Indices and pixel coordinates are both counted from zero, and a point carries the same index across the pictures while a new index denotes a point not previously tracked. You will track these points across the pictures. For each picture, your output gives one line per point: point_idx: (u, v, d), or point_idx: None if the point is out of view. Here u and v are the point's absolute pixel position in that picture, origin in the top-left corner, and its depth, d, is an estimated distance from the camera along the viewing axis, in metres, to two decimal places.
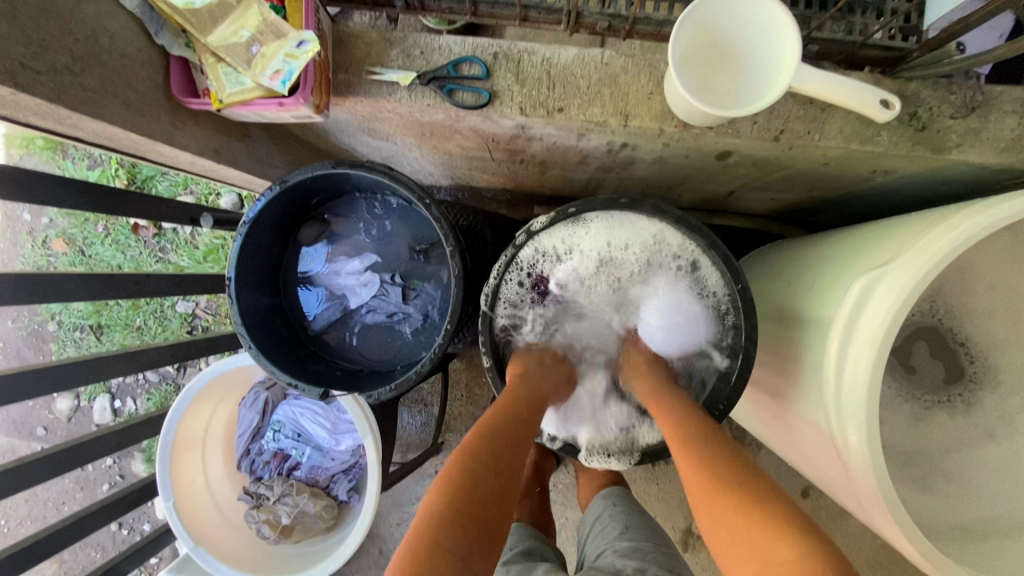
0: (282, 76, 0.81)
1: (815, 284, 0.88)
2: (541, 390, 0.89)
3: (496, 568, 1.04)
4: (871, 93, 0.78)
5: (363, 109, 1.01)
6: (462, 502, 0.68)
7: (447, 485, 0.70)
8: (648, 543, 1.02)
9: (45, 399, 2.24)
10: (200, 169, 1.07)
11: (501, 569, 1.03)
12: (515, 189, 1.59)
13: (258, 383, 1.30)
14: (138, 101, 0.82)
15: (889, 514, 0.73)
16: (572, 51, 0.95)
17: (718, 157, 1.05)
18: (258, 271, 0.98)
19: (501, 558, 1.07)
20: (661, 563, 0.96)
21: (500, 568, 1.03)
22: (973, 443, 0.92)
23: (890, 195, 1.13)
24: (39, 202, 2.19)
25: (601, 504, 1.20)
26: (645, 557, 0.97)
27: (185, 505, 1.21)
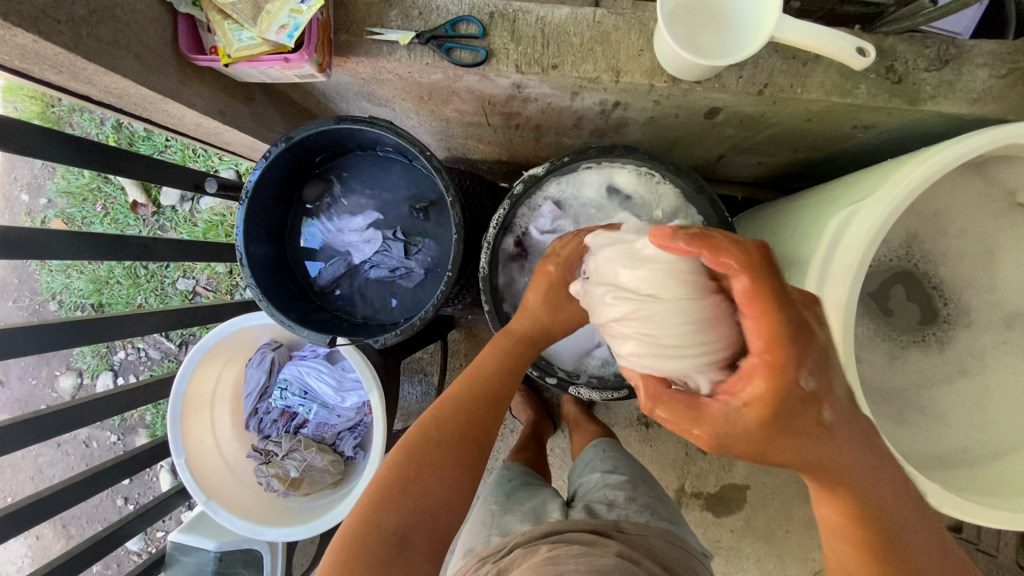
0: (287, 30, 0.84)
1: (796, 229, 0.93)
2: (546, 328, 0.92)
3: (494, 501, 1.09)
4: (850, 40, 0.82)
5: (363, 70, 1.05)
6: (417, 455, 0.81)
7: (413, 441, 0.83)
8: (638, 479, 1.10)
9: (47, 378, 2.27)
10: (205, 131, 1.10)
11: (499, 504, 1.08)
12: (510, 159, 1.63)
13: (265, 345, 1.34)
14: (148, 56, 0.85)
15: (863, 434, 0.77)
16: (565, 11, 0.98)
17: (706, 115, 1.09)
18: (265, 226, 1.02)
19: (498, 494, 1.13)
20: (649, 495, 1.04)
21: (499, 500, 1.09)
22: (946, 379, 0.98)
23: (870, 152, 1.18)
24: (37, 182, 2.21)
25: (592, 451, 1.24)
26: (634, 490, 1.04)
27: (196, 461, 1.26)
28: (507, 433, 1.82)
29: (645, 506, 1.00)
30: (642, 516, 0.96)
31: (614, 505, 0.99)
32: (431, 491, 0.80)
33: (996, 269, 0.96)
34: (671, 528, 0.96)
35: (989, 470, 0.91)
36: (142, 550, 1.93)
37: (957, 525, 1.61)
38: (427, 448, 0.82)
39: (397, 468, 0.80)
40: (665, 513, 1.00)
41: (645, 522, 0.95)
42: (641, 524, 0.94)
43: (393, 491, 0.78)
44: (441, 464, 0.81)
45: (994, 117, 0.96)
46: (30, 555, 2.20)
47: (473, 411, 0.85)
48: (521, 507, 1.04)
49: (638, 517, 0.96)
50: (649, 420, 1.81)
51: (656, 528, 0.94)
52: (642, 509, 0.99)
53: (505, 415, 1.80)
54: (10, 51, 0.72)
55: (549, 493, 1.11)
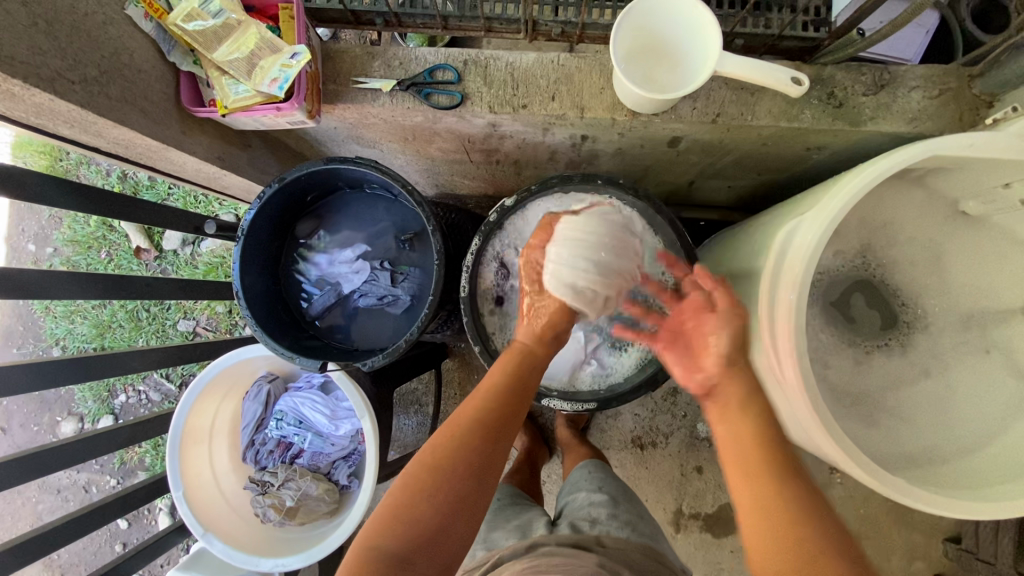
0: (278, 82, 0.93)
1: (754, 244, 0.99)
2: (529, 361, 0.95)
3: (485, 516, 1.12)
4: (784, 71, 0.91)
5: (350, 116, 1.14)
6: (415, 481, 0.80)
7: (408, 473, 0.82)
8: (620, 496, 1.12)
9: (49, 424, 2.30)
10: (204, 176, 1.19)
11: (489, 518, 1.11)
12: (495, 193, 1.72)
13: (261, 377, 1.38)
14: (152, 110, 0.94)
15: (823, 432, 0.81)
16: (532, 56, 1.08)
17: (669, 144, 1.18)
18: (260, 259, 1.08)
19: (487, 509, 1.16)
20: (630, 511, 1.07)
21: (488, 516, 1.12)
22: (910, 381, 1.02)
23: (826, 171, 1.26)
24: (45, 232, 2.30)
25: (579, 473, 1.27)
26: (616, 507, 1.07)
27: (194, 493, 1.29)
28: None
29: (626, 522, 1.02)
30: (623, 532, 0.99)
31: (597, 522, 1.01)
32: (424, 517, 0.78)
33: (947, 273, 1.02)
34: (651, 543, 0.99)
35: (957, 467, 0.95)
36: None
37: (957, 537, 1.60)
38: (426, 473, 0.81)
39: (400, 491, 0.80)
40: (646, 530, 1.03)
41: (625, 538, 0.98)
42: (623, 539, 0.97)
43: (392, 517, 0.78)
44: (438, 489, 0.80)
45: (930, 134, 1.04)
46: None
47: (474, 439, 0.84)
48: (508, 523, 1.07)
49: (620, 533, 0.99)
50: (643, 441, 1.83)
51: (636, 543, 0.97)
52: (624, 526, 1.01)
53: None
54: (29, 110, 0.80)
55: (537, 511, 1.13)
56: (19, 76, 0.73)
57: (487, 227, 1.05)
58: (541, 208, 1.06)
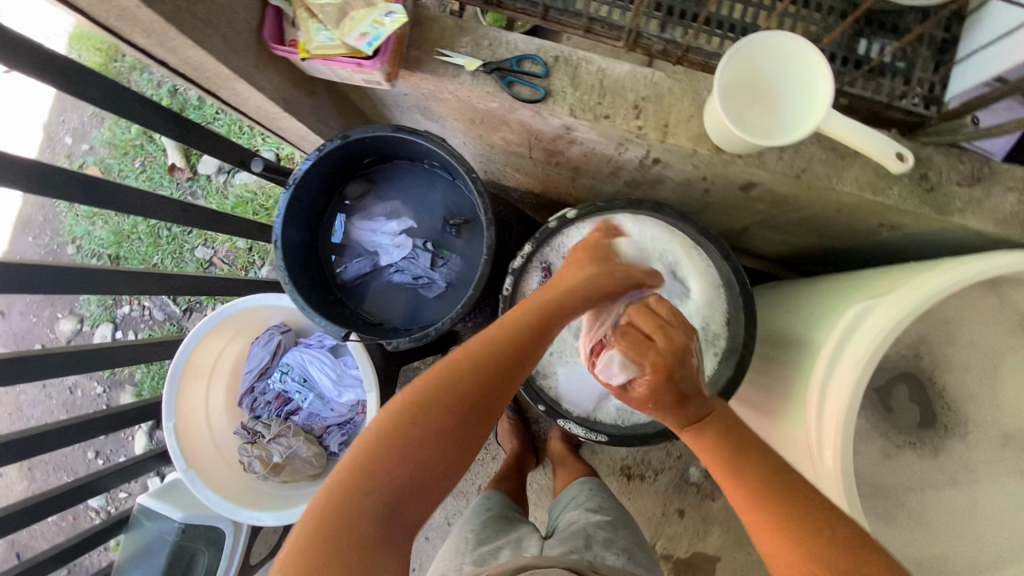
0: (368, 39, 0.89)
1: (813, 312, 0.95)
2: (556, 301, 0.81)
3: (472, 529, 1.11)
4: (890, 145, 0.86)
5: (425, 86, 1.10)
6: (381, 456, 0.67)
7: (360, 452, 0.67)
8: (618, 520, 1.10)
9: (49, 318, 2.29)
10: (264, 114, 1.15)
11: (477, 531, 1.10)
12: (542, 193, 1.68)
13: (273, 326, 1.36)
14: (233, 37, 0.90)
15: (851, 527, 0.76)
16: (626, 67, 1.04)
17: (741, 187, 1.13)
18: (305, 212, 1.05)
19: (476, 521, 1.15)
20: (628, 539, 1.05)
21: (476, 528, 1.11)
22: (935, 486, 0.99)
23: (892, 251, 1.21)
24: (84, 128, 2.27)
25: (576, 488, 1.25)
26: (614, 533, 1.05)
27: (184, 428, 1.27)
28: (489, 459, 1.82)
29: (622, 549, 1.00)
30: (619, 558, 0.97)
31: (592, 544, 0.99)
32: (392, 501, 0.66)
33: (998, 387, 0.98)
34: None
35: None
36: (101, 509, 1.92)
37: None
38: (354, 480, 0.65)
39: (341, 496, 0.65)
40: (641, 560, 1.01)
41: (620, 566, 0.95)
42: (617, 567, 0.94)
43: (341, 511, 0.64)
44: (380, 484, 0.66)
45: (1016, 240, 1.00)
46: None
47: (463, 381, 0.72)
48: (496, 541, 1.05)
49: (615, 560, 0.96)
50: (631, 472, 1.80)
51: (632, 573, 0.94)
52: (621, 552, 0.99)
53: (489, 441, 1.81)
54: (113, 11, 0.77)
55: (528, 529, 1.13)
56: None
57: (544, 231, 1.01)
58: (602, 224, 1.02)
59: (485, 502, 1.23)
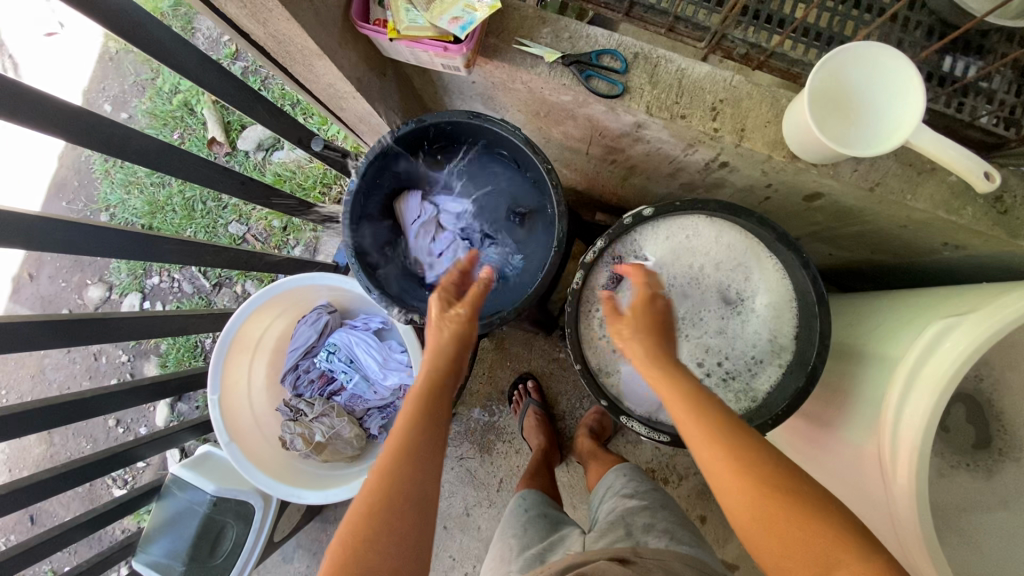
0: (460, 23, 0.89)
1: (880, 328, 0.95)
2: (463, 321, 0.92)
3: (513, 533, 1.09)
4: (978, 163, 0.86)
5: (499, 75, 1.10)
6: (395, 470, 0.77)
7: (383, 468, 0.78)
8: (658, 502, 1.08)
9: (78, 284, 2.30)
10: (333, 92, 1.14)
11: (518, 534, 1.08)
12: (587, 191, 1.68)
13: (320, 306, 1.36)
14: (323, 12, 0.89)
15: (922, 545, 0.75)
16: (705, 69, 1.03)
17: (806, 196, 1.13)
18: (374, 193, 1.06)
19: (516, 523, 1.13)
20: (671, 520, 1.03)
21: (518, 532, 1.09)
22: (988, 508, 0.99)
23: (949, 271, 1.21)
24: (125, 97, 2.27)
25: (611, 474, 1.23)
26: (656, 515, 1.03)
27: (228, 402, 1.27)
28: (512, 453, 1.83)
29: (666, 531, 0.98)
30: (662, 542, 0.95)
31: (635, 530, 0.99)
32: (406, 504, 0.75)
33: None
34: (692, 554, 0.94)
35: None
36: (120, 478, 1.93)
37: None
38: (379, 494, 0.75)
39: (366, 511, 0.74)
40: (686, 540, 0.99)
41: (664, 548, 0.94)
42: (662, 550, 0.93)
43: (370, 520, 0.73)
44: (405, 496, 0.75)
45: None
46: (8, 452, 2.20)
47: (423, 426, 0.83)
48: (539, 542, 1.04)
49: (660, 544, 0.95)
50: (656, 475, 1.80)
51: (676, 553, 0.92)
52: (662, 534, 0.97)
53: (515, 435, 1.82)
54: None
55: (569, 527, 1.12)
56: None
57: (617, 227, 1.00)
58: (675, 225, 1.02)
59: (520, 501, 1.21)
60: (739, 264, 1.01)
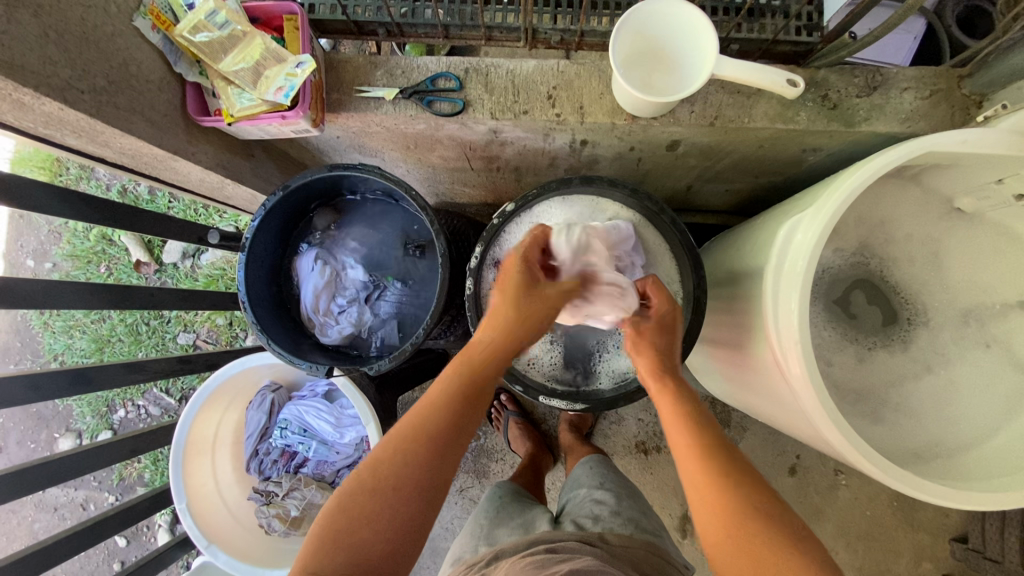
0: (284, 91, 0.94)
1: (756, 244, 1.01)
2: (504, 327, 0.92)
3: (486, 513, 1.11)
4: (780, 73, 0.93)
5: (353, 124, 1.16)
6: (402, 444, 0.80)
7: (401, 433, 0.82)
8: (623, 492, 1.10)
9: (46, 440, 2.28)
10: (208, 186, 1.19)
11: (491, 515, 1.10)
12: (495, 201, 1.74)
13: (264, 386, 1.38)
14: (159, 119, 0.94)
15: (829, 424, 0.83)
16: (532, 64, 1.10)
17: (668, 147, 1.20)
18: (263, 265, 1.09)
19: (490, 506, 1.14)
20: (635, 509, 1.04)
21: (490, 513, 1.11)
22: (914, 376, 1.03)
23: (822, 172, 1.27)
24: (44, 247, 2.31)
25: (579, 469, 1.23)
26: (621, 504, 1.05)
27: (197, 506, 1.28)
28: (508, 468, 1.84)
29: (629, 520, 1.00)
30: (627, 529, 0.97)
31: (600, 520, 1.00)
32: (401, 483, 0.77)
33: (946, 270, 1.03)
34: (655, 540, 0.97)
35: (962, 462, 0.95)
36: None
37: (963, 536, 1.57)
38: (389, 460, 0.79)
39: (370, 470, 0.79)
40: (649, 527, 1.01)
41: (629, 535, 0.96)
42: (628, 536, 0.95)
43: (368, 481, 0.78)
44: (404, 471, 0.78)
45: (924, 134, 1.06)
46: None
47: (445, 413, 0.82)
48: (511, 522, 1.06)
49: (623, 530, 0.96)
50: (647, 446, 1.82)
51: (642, 540, 0.94)
52: (628, 522, 0.99)
53: (504, 451, 1.83)
54: (37, 119, 0.81)
55: (540, 509, 1.13)
56: (30, 85, 0.73)
57: (490, 229, 1.06)
58: (543, 211, 1.07)
59: (496, 488, 1.22)
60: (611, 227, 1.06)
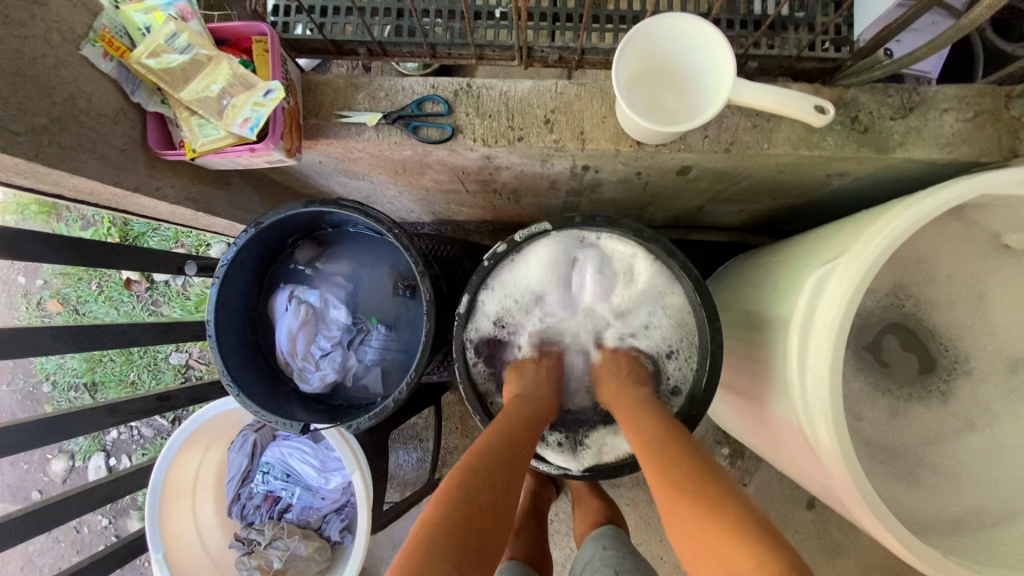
0: (250, 122, 0.86)
1: (779, 287, 0.91)
2: (543, 404, 0.89)
3: None
4: (810, 100, 0.83)
5: (334, 151, 1.07)
6: (462, 493, 0.69)
7: (459, 482, 0.71)
8: None
9: (40, 462, 2.24)
10: (181, 218, 1.11)
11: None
12: (494, 219, 1.64)
13: (247, 426, 1.30)
14: (115, 155, 0.85)
15: (865, 506, 0.74)
16: (527, 84, 1.00)
17: (678, 172, 1.09)
18: (238, 309, 1.00)
19: None
20: None
21: None
22: (954, 433, 0.92)
23: (849, 197, 1.16)
24: (35, 264, 2.25)
25: (591, 546, 1.12)
26: None
27: (175, 557, 1.20)
28: None
29: None
30: None
31: None
32: (477, 536, 0.66)
33: (991, 314, 0.92)
34: None
35: None
36: None
37: None
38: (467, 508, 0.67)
39: (445, 522, 0.65)
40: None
41: None
42: None
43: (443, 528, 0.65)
44: (478, 524, 0.67)
45: (967, 160, 0.95)
46: None
47: (503, 470, 0.75)
48: None
49: None
50: None
51: None
52: None
53: None
54: None
55: None
56: None
57: (480, 273, 0.97)
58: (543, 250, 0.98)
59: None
60: (623, 281, 0.97)
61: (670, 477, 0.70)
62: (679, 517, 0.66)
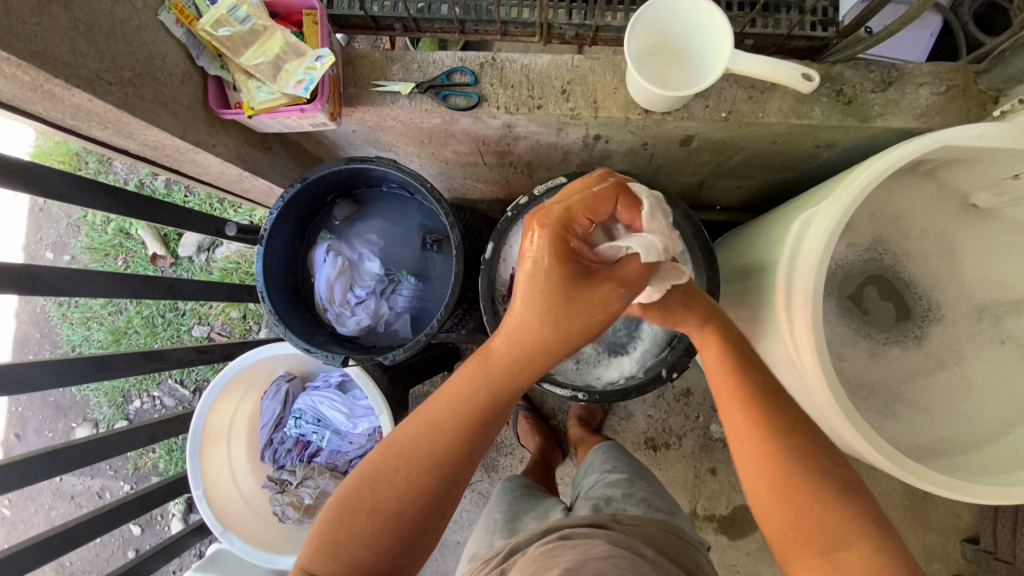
0: (304, 84, 0.96)
1: (770, 238, 1.02)
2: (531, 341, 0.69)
3: (501, 509, 1.11)
4: (795, 68, 0.94)
5: (369, 119, 1.18)
6: (384, 476, 0.71)
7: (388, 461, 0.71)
8: (636, 474, 1.09)
9: (64, 430, 2.32)
10: (227, 179, 1.21)
11: (505, 510, 1.10)
12: (507, 196, 1.74)
13: (279, 377, 1.40)
14: (181, 111, 0.96)
15: (843, 419, 0.84)
16: (546, 58, 1.11)
17: (681, 142, 1.20)
18: (281, 257, 1.10)
19: (503, 503, 1.14)
20: (648, 489, 1.04)
21: (504, 508, 1.11)
22: (926, 372, 1.03)
23: (836, 168, 1.27)
24: (63, 241, 2.35)
25: (592, 452, 1.24)
26: (632, 485, 1.04)
27: (213, 494, 1.30)
28: (517, 462, 1.85)
29: (642, 499, 0.99)
30: (639, 508, 0.96)
31: (613, 501, 0.99)
32: (381, 519, 0.70)
33: (960, 266, 1.03)
34: (669, 519, 0.96)
35: (976, 458, 0.95)
36: None
37: (975, 537, 1.55)
38: (379, 486, 0.71)
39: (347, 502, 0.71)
40: (663, 505, 1.00)
41: (641, 514, 0.95)
42: (640, 515, 0.94)
43: (351, 501, 0.71)
44: (386, 507, 0.70)
45: (939, 130, 1.06)
46: None
47: (437, 451, 0.71)
48: (527, 514, 1.06)
49: (636, 510, 0.96)
50: (656, 442, 1.83)
51: (653, 519, 0.94)
52: (640, 502, 0.98)
53: (514, 444, 1.84)
54: (67, 111, 0.83)
55: (553, 500, 1.12)
56: (60, 76, 0.75)
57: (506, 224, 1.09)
58: None
59: (507, 484, 1.23)
60: None
61: (758, 419, 0.73)
62: (764, 472, 0.70)
